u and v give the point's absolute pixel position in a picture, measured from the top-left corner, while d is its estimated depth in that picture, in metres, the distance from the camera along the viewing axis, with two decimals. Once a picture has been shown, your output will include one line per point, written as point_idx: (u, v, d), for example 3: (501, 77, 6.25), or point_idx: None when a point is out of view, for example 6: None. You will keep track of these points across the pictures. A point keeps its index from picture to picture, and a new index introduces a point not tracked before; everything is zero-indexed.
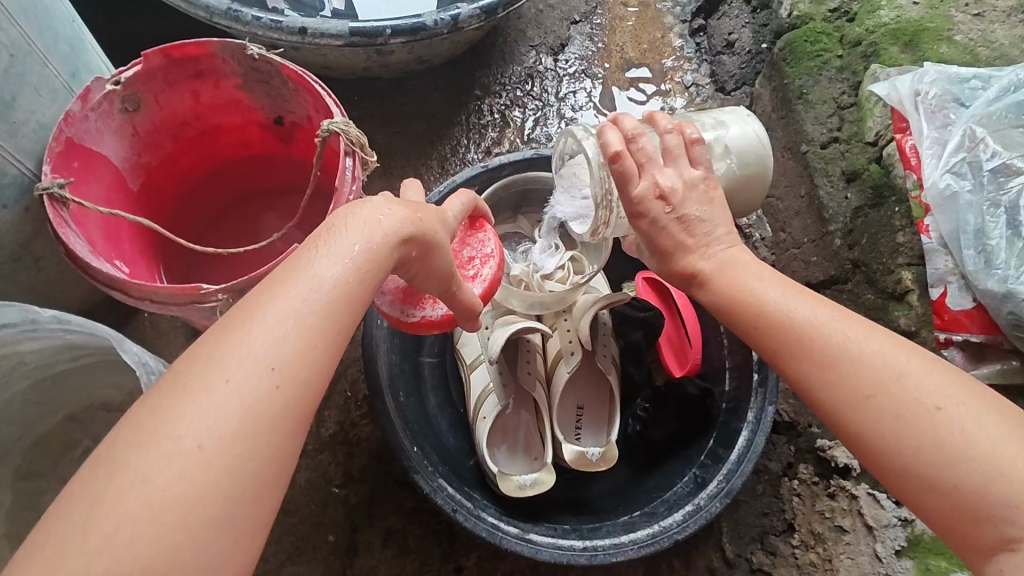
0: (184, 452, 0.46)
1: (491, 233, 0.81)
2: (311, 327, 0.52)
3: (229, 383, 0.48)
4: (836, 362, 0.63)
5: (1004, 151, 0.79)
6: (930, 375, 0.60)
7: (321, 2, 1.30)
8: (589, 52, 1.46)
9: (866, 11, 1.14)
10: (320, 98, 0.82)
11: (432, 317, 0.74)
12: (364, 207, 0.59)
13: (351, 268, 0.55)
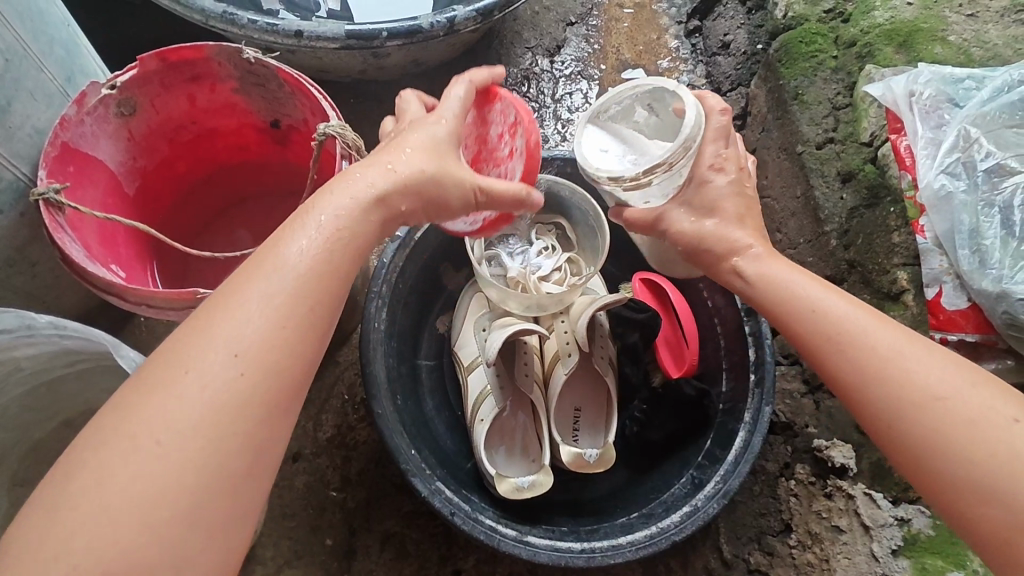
0: (155, 442, 0.50)
1: (507, 97, 0.75)
2: (273, 314, 0.56)
3: (198, 375, 0.52)
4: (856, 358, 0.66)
5: (997, 150, 0.81)
6: (944, 377, 0.63)
7: (317, 3, 1.30)
8: (586, 53, 1.47)
9: (860, 12, 1.15)
10: (317, 102, 0.82)
11: (491, 216, 0.77)
12: (341, 180, 0.62)
13: (312, 249, 0.59)
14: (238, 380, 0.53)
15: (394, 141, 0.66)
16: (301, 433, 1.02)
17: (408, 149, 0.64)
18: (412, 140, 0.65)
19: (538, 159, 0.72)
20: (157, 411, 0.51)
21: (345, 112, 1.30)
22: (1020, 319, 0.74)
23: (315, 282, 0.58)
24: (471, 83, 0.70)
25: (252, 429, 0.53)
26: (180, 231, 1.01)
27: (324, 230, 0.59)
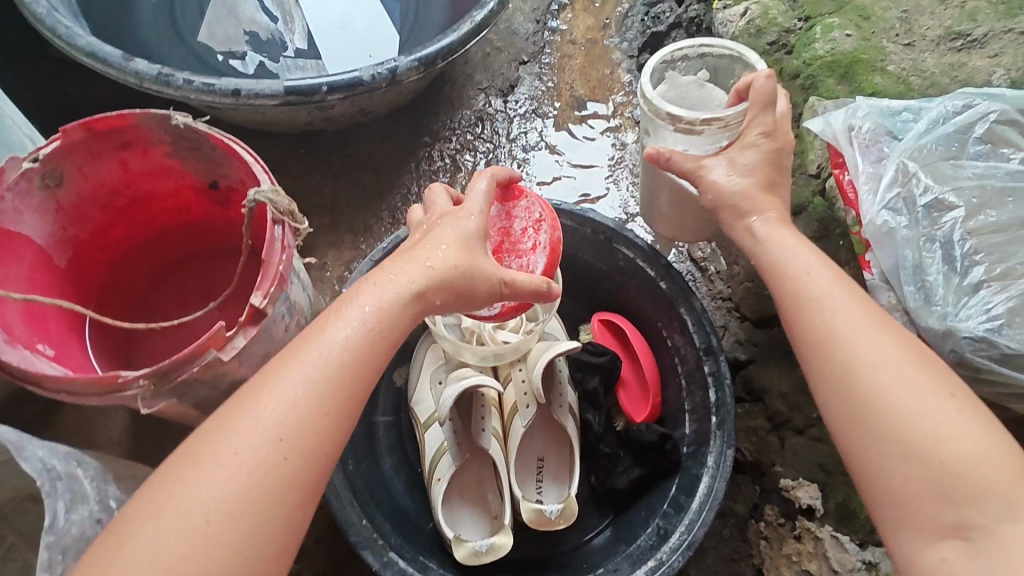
0: (199, 515, 0.55)
1: (534, 197, 0.83)
2: (318, 396, 0.61)
3: (240, 450, 0.58)
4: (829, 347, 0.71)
5: (935, 184, 0.79)
6: (889, 381, 0.67)
7: (284, 42, 1.31)
8: (539, 91, 1.47)
9: (802, 44, 1.16)
10: (248, 165, 0.81)
11: (509, 305, 0.79)
12: (383, 273, 0.67)
13: (357, 335, 0.64)
14: (279, 460, 0.58)
15: (428, 235, 0.70)
16: None
17: (442, 245, 0.69)
18: (444, 236, 0.69)
19: (561, 252, 0.80)
20: (203, 484, 0.56)
21: (296, 164, 1.29)
22: (967, 359, 0.72)
23: (352, 369, 0.63)
24: (494, 179, 0.77)
25: (287, 511, 0.58)
26: (122, 296, 0.99)
27: (368, 320, 0.64)
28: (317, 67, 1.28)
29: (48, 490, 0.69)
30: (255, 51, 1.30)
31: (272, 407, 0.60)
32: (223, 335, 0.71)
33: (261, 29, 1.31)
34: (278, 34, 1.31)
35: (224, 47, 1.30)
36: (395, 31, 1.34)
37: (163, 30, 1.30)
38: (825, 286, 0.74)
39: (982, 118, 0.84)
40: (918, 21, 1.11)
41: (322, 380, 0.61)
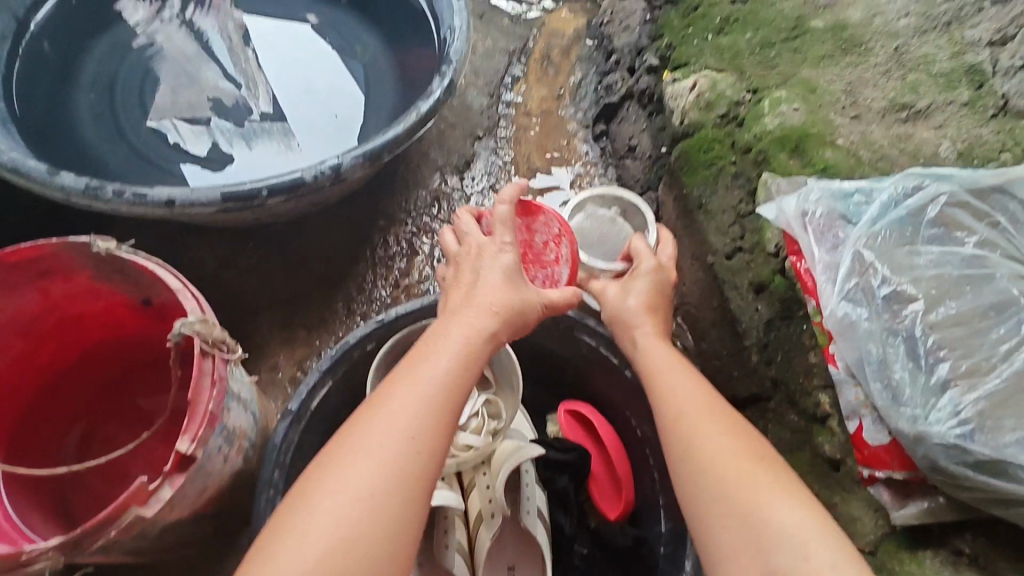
0: (331, 532, 0.58)
1: (550, 214, 0.92)
2: (432, 400, 0.66)
3: (342, 486, 0.60)
4: (683, 440, 0.73)
5: (894, 276, 0.77)
6: (711, 444, 0.71)
7: (248, 107, 1.30)
8: (496, 167, 1.46)
9: (752, 117, 1.16)
10: (174, 291, 0.76)
11: None
12: (466, 305, 0.76)
13: (456, 351, 0.71)
14: (379, 492, 0.60)
15: (465, 278, 0.80)
16: None
17: (493, 281, 0.78)
18: (489, 278, 0.78)
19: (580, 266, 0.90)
20: (312, 522, 0.59)
21: (245, 257, 1.23)
22: (941, 465, 0.69)
23: (459, 377, 0.69)
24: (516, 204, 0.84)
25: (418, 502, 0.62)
26: (51, 422, 0.92)
27: (460, 347, 0.71)
28: (283, 130, 1.29)
29: None
30: (219, 117, 1.28)
31: (370, 444, 0.63)
32: (145, 489, 0.65)
33: (224, 96, 1.30)
34: (242, 98, 1.30)
35: (188, 115, 1.28)
36: (359, 88, 1.34)
37: (104, 127, 1.25)
38: (678, 385, 0.79)
39: (932, 202, 0.82)
40: (862, 93, 1.12)
41: (413, 411, 0.65)
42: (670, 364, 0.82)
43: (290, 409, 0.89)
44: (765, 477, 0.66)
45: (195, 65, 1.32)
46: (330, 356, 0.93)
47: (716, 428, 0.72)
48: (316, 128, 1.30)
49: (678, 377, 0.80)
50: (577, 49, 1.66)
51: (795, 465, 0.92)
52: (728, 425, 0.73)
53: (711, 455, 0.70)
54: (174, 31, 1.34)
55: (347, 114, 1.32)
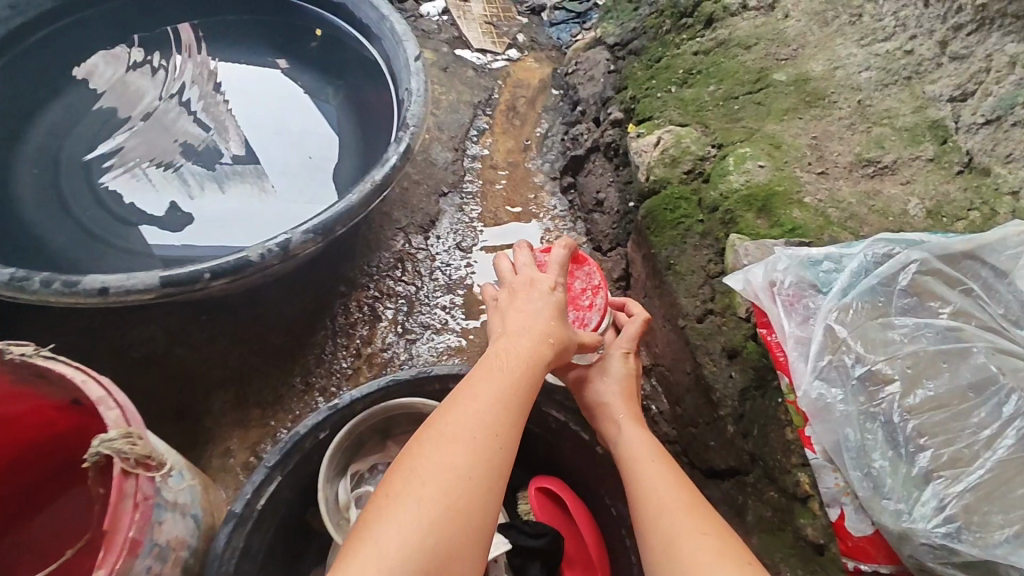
0: (431, 507, 0.61)
1: (593, 266, 0.97)
2: (508, 393, 0.70)
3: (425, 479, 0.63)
4: (661, 540, 0.68)
5: (867, 354, 0.74)
6: (682, 539, 0.66)
7: (220, 150, 1.26)
8: (462, 223, 1.42)
9: (718, 174, 1.13)
10: (97, 401, 0.69)
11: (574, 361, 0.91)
12: (529, 313, 0.80)
13: (525, 351, 0.75)
14: (465, 480, 0.63)
15: (516, 305, 0.82)
16: None
17: (542, 307, 0.81)
18: (537, 305, 0.81)
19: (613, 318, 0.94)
20: (404, 509, 0.61)
21: (196, 330, 1.17)
22: (928, 566, 0.64)
23: (531, 373, 0.74)
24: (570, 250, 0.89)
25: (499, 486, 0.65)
26: None
27: (531, 346, 0.76)
28: (256, 172, 1.24)
29: None
30: (189, 160, 1.25)
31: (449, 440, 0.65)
32: None
33: (195, 141, 1.27)
34: (214, 140, 1.27)
35: (156, 159, 1.24)
36: (331, 129, 1.31)
37: (44, 197, 1.19)
38: (653, 480, 0.74)
39: (903, 270, 0.80)
40: (827, 148, 1.10)
41: (500, 399, 0.69)
42: (651, 455, 0.78)
43: (233, 512, 0.82)
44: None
45: (165, 114, 1.30)
46: (277, 452, 0.86)
47: (692, 529, 0.67)
48: (290, 169, 1.26)
49: (655, 469, 0.76)
50: (543, 99, 1.66)
51: (776, 547, 0.87)
52: (707, 525, 0.68)
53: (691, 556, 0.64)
54: (144, 83, 1.34)
55: (321, 155, 1.28)
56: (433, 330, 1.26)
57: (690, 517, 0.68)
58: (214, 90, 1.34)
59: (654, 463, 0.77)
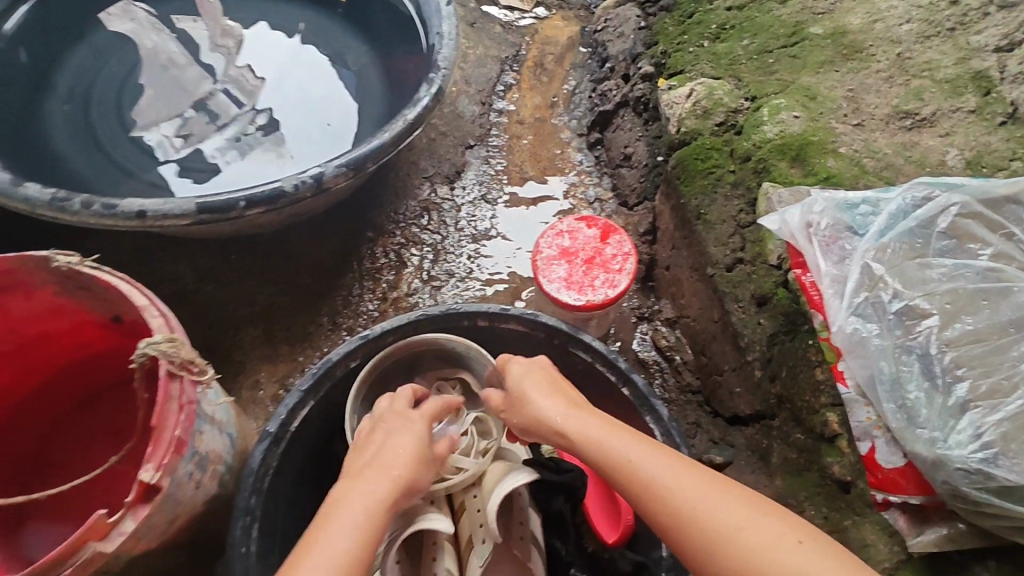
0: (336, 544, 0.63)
1: (625, 236, 1.02)
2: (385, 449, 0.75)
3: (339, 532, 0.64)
4: (644, 491, 0.66)
5: (905, 290, 0.74)
6: (708, 508, 0.63)
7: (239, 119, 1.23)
8: (488, 176, 1.41)
9: (751, 125, 1.12)
10: (140, 310, 0.71)
11: (593, 301, 0.98)
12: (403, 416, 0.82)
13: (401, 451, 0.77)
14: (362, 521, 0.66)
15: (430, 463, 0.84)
16: None
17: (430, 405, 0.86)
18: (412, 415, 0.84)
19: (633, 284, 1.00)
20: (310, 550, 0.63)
21: (227, 270, 1.18)
22: (962, 491, 0.64)
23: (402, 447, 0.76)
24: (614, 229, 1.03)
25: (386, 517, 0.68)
26: (13, 454, 0.85)
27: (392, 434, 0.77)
28: (277, 142, 1.22)
29: None
30: (213, 126, 1.23)
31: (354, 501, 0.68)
32: (105, 522, 0.60)
33: (217, 105, 1.24)
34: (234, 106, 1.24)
35: (178, 123, 1.22)
36: (351, 100, 1.30)
37: (77, 134, 1.20)
38: (629, 456, 0.69)
39: (943, 212, 0.78)
40: (863, 100, 1.09)
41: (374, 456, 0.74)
42: (614, 444, 0.71)
43: (268, 430, 0.84)
44: (749, 502, 0.63)
45: (184, 72, 1.24)
46: (303, 384, 0.87)
47: (703, 498, 0.63)
48: (310, 137, 1.24)
49: (598, 428, 0.73)
50: (570, 57, 1.63)
51: (802, 486, 0.89)
52: (710, 485, 0.65)
53: (683, 497, 0.64)
54: (159, 33, 1.26)
55: (340, 125, 1.26)
56: (457, 278, 1.26)
57: (659, 458, 0.68)
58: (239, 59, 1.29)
59: (597, 429, 0.73)
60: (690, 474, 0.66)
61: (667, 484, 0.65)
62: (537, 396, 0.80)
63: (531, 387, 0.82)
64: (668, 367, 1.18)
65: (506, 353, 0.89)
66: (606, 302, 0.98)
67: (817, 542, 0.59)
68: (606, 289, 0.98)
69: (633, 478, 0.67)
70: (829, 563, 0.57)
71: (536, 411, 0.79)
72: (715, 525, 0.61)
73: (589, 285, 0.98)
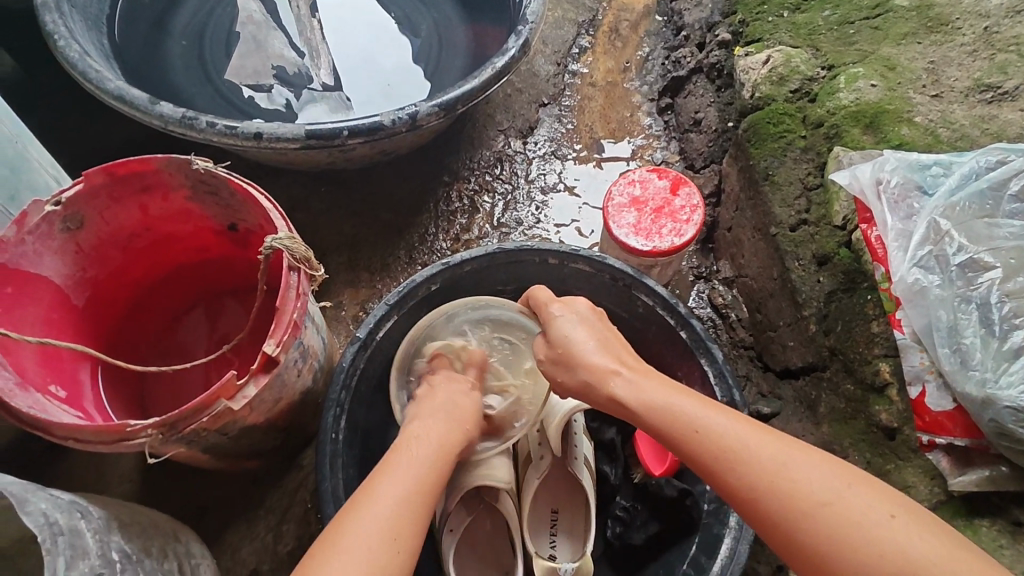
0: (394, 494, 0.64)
1: (695, 190, 1.07)
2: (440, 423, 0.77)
3: (396, 477, 0.66)
4: (715, 457, 0.65)
5: (970, 244, 0.77)
6: (781, 463, 0.62)
7: (309, 78, 1.33)
8: (559, 133, 1.45)
9: (826, 93, 1.14)
10: (266, 211, 0.81)
11: (659, 247, 1.03)
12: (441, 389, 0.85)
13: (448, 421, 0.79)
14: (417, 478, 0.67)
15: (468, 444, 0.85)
16: (260, 546, 0.96)
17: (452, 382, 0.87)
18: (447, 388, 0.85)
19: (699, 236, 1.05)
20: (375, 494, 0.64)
21: (317, 199, 1.30)
22: (1008, 429, 0.69)
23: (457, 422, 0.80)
24: (684, 182, 1.08)
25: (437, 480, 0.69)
26: (136, 337, 0.98)
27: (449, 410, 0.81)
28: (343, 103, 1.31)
29: (95, 537, 0.63)
30: (282, 83, 1.32)
31: (413, 450, 0.71)
32: (234, 384, 0.70)
33: (288, 64, 1.33)
34: (302, 65, 1.33)
35: (252, 80, 1.31)
36: (418, 66, 1.37)
37: (189, 69, 1.31)
38: (696, 415, 0.68)
39: (1015, 176, 0.81)
40: (944, 72, 1.09)
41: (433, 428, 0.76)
42: (684, 403, 0.69)
43: (358, 336, 0.93)
44: (831, 470, 0.61)
45: (262, 32, 1.35)
46: (390, 301, 0.96)
47: (778, 454, 0.63)
48: (372, 100, 1.32)
49: (657, 389, 0.72)
50: (645, 24, 1.61)
51: (848, 433, 0.94)
52: (785, 446, 0.64)
53: (761, 465, 0.62)
54: None
55: (404, 89, 1.33)
56: (525, 226, 1.33)
57: (726, 422, 0.67)
58: (313, 17, 1.36)
59: (657, 389, 0.72)
60: (767, 442, 0.64)
61: (735, 438, 0.65)
62: (592, 354, 0.78)
63: (584, 344, 0.79)
64: (723, 323, 1.22)
65: (546, 298, 0.86)
66: (671, 249, 1.04)
67: (909, 516, 0.58)
68: (672, 237, 1.04)
69: (703, 443, 0.66)
70: (923, 536, 0.56)
71: (587, 370, 0.77)
72: (786, 479, 0.61)
73: (656, 232, 1.04)
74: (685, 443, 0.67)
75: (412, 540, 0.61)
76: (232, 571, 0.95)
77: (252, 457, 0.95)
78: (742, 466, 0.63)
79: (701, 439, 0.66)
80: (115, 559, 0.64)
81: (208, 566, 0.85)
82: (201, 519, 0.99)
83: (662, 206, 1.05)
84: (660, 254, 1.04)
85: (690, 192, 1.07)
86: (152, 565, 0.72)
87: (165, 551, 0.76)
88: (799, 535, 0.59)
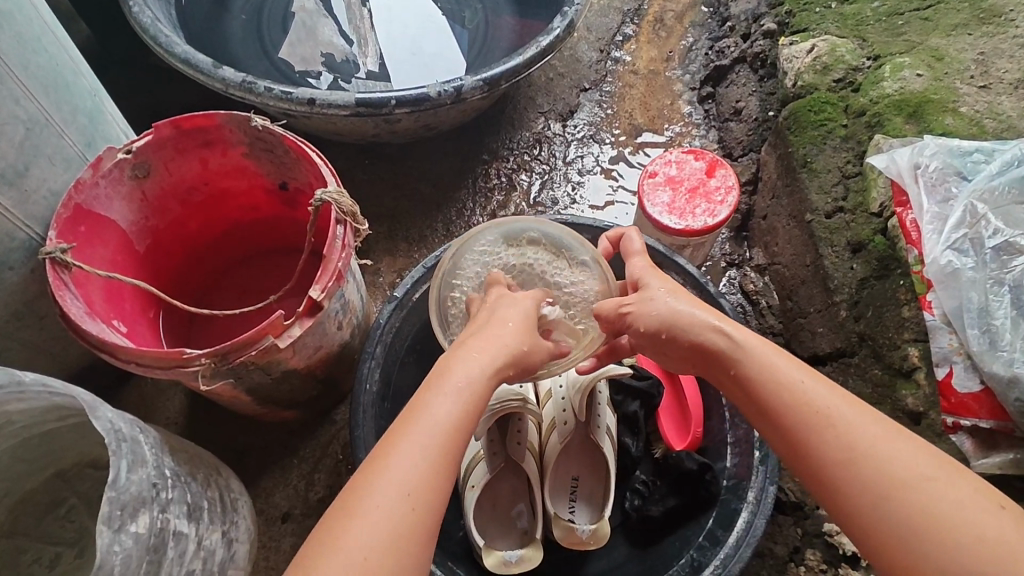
0: (424, 453, 0.60)
1: (730, 171, 1.08)
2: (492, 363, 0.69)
3: (419, 438, 0.61)
4: (812, 419, 0.61)
5: (1005, 228, 0.82)
6: (886, 440, 0.59)
7: (356, 65, 1.37)
8: (599, 118, 1.46)
9: (870, 82, 1.13)
10: (317, 167, 0.85)
11: (692, 227, 1.05)
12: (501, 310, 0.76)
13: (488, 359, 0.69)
14: (452, 428, 0.63)
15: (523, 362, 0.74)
16: (292, 493, 1.02)
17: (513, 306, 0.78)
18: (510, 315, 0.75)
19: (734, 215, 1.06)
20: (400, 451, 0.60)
21: (360, 172, 1.35)
22: None
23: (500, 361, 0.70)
24: (720, 164, 1.09)
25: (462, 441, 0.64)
26: (187, 286, 1.05)
27: (487, 351, 0.69)
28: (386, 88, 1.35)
29: (151, 455, 0.69)
30: (330, 70, 1.36)
31: (450, 385, 0.65)
32: (281, 323, 0.75)
33: (337, 52, 1.38)
34: (350, 53, 1.38)
35: (301, 65, 1.36)
36: (460, 55, 1.40)
37: (245, 44, 1.37)
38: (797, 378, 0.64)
39: None
40: (994, 64, 1.07)
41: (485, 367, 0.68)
42: (784, 366, 0.66)
43: (395, 296, 0.99)
44: (933, 456, 0.58)
45: (312, 19, 1.40)
46: (425, 265, 1.00)
47: (884, 432, 0.60)
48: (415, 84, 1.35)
49: (756, 343, 0.68)
50: (691, 14, 1.59)
51: None
52: (890, 427, 0.60)
53: (861, 434, 0.59)
54: None
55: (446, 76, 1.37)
56: (559, 207, 1.36)
57: (824, 385, 0.64)
58: (363, 8, 1.41)
59: (756, 345, 0.68)
60: (870, 415, 0.61)
61: (838, 407, 0.61)
62: (679, 302, 0.74)
63: (671, 292, 0.75)
64: (751, 310, 1.21)
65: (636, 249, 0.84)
66: (705, 229, 1.05)
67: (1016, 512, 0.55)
68: (706, 217, 1.05)
69: (800, 402, 0.63)
70: None
71: (670, 312, 0.73)
72: (894, 460, 0.57)
73: (690, 210, 1.05)
74: (779, 400, 0.64)
75: (435, 502, 0.59)
76: (266, 514, 1.01)
77: (289, 408, 1.00)
78: (839, 431, 0.60)
79: (798, 397, 0.63)
80: (167, 474, 0.70)
81: (246, 502, 0.90)
82: (237, 462, 1.05)
83: (698, 187, 1.07)
84: (692, 234, 1.06)
85: (727, 172, 1.08)
86: (197, 488, 0.77)
87: (208, 481, 0.82)
88: (891, 517, 0.56)
